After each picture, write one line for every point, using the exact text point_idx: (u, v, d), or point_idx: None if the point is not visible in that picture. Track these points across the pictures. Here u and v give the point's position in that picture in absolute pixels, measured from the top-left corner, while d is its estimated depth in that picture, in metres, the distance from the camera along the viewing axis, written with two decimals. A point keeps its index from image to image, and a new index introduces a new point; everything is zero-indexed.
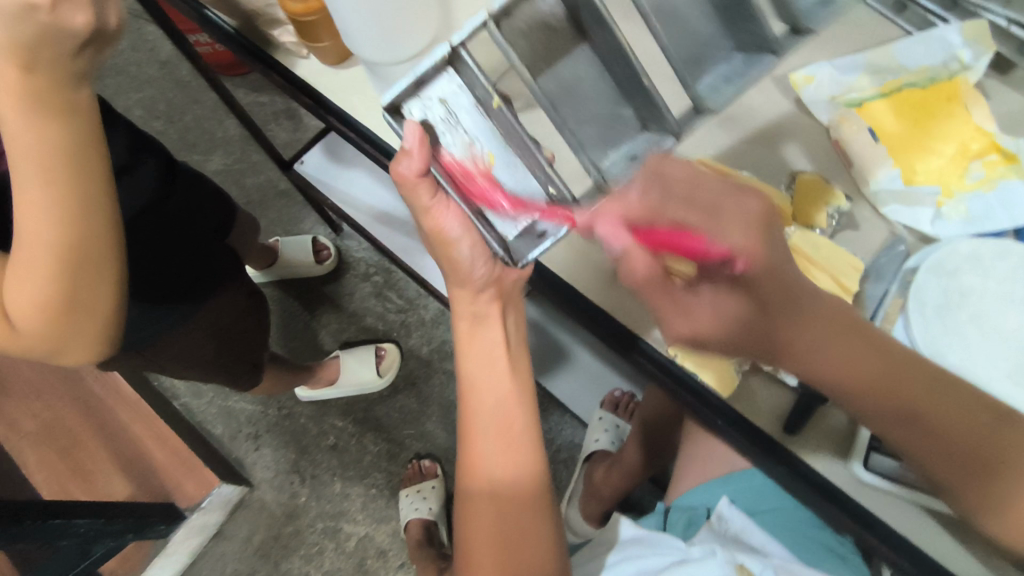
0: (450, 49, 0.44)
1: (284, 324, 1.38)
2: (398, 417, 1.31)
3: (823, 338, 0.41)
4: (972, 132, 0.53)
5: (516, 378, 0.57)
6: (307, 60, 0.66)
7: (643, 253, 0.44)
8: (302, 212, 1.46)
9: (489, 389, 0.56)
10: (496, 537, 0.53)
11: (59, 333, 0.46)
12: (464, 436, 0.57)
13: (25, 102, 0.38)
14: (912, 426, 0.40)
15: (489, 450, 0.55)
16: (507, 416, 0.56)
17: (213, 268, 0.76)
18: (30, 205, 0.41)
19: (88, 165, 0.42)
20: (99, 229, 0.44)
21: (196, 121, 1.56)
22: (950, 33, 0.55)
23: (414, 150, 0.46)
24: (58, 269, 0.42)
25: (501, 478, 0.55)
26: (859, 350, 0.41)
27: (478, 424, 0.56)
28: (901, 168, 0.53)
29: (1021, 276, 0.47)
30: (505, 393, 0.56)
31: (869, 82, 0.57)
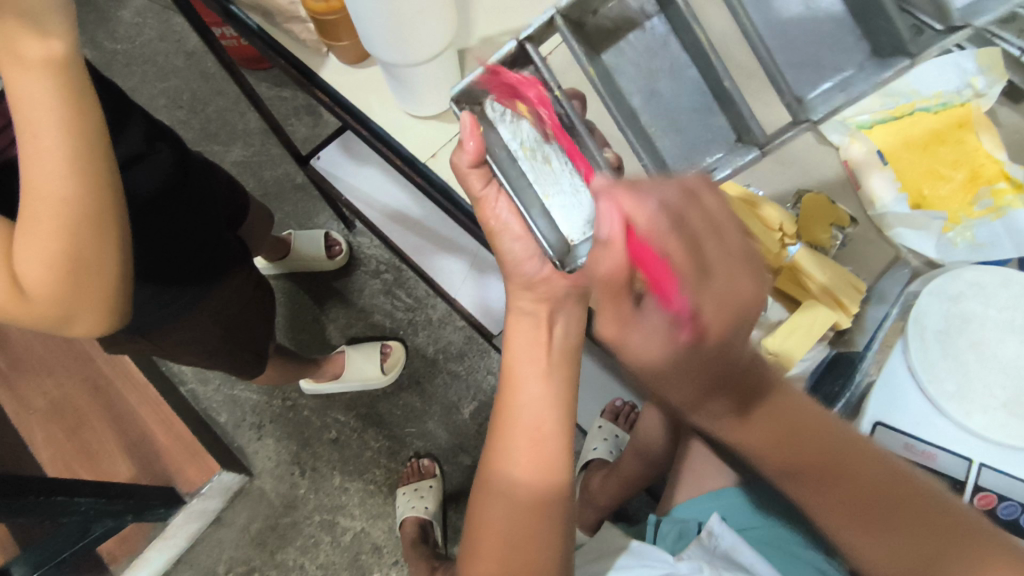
0: (516, 45, 0.46)
1: (293, 316, 1.40)
2: (400, 414, 1.32)
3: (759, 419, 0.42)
4: (983, 159, 0.52)
5: (551, 385, 0.56)
6: (327, 58, 0.67)
7: (621, 253, 0.37)
8: (317, 207, 1.47)
9: (528, 389, 0.56)
10: (503, 536, 0.52)
11: (69, 295, 0.48)
12: (494, 435, 0.56)
13: (49, 72, 0.42)
14: (855, 499, 0.42)
15: (516, 453, 0.55)
16: (536, 420, 0.55)
17: (222, 252, 0.77)
18: (47, 161, 0.44)
19: (89, 131, 0.45)
20: (103, 195, 0.47)
21: (218, 112, 1.58)
22: (965, 60, 0.54)
23: (473, 148, 0.49)
24: (65, 227, 0.45)
25: (521, 480, 0.54)
26: (793, 429, 0.43)
27: (510, 427, 0.55)
28: (908, 193, 0.54)
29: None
30: (538, 399, 0.56)
31: (881, 105, 0.57)
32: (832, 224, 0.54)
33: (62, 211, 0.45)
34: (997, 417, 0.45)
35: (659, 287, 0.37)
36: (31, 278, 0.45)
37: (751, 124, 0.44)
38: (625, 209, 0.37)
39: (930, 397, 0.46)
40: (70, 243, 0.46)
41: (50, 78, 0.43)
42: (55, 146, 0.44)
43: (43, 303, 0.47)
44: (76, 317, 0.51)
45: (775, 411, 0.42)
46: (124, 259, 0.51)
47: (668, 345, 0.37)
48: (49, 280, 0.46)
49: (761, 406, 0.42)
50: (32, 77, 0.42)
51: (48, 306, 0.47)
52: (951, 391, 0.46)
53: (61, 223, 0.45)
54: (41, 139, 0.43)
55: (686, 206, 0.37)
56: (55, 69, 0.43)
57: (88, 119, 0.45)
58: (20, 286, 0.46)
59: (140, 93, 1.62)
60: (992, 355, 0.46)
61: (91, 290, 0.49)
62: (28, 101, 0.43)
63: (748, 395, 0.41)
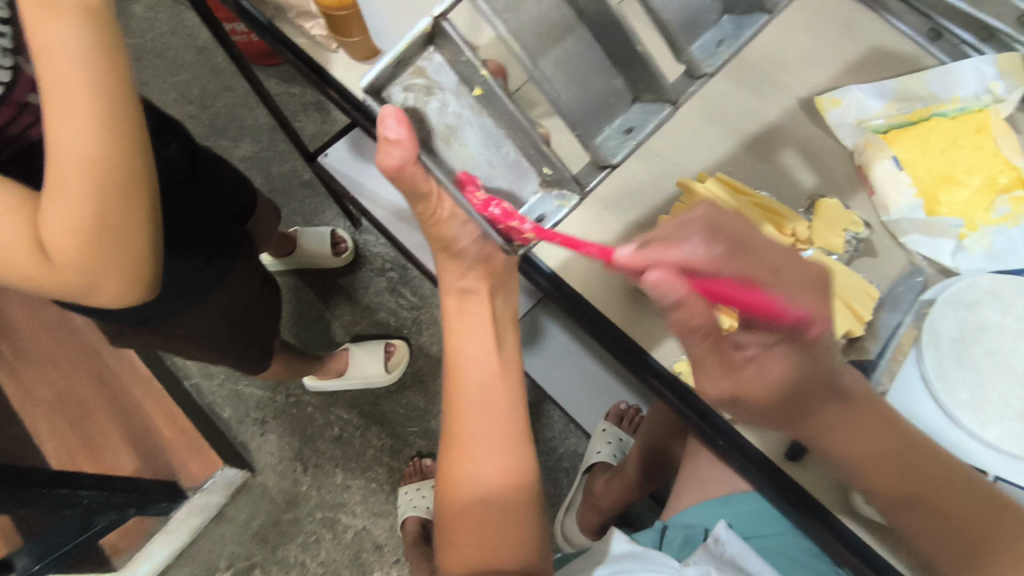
0: (430, 23, 0.39)
1: (298, 313, 1.39)
2: (403, 413, 1.31)
3: (837, 421, 0.44)
4: (1001, 165, 0.52)
5: (503, 361, 0.58)
6: (337, 54, 0.66)
7: (701, 306, 0.40)
8: (325, 204, 1.47)
9: (475, 369, 0.57)
10: (483, 517, 0.53)
11: (92, 264, 0.47)
12: (451, 420, 0.57)
13: (78, 20, 0.42)
14: (914, 509, 0.43)
15: (476, 429, 0.56)
16: (493, 395, 0.57)
17: (229, 244, 0.77)
18: (73, 118, 0.43)
19: (117, 85, 0.45)
20: (128, 158, 0.46)
21: (228, 108, 1.58)
22: (984, 65, 0.54)
23: (406, 137, 0.41)
24: (89, 190, 0.44)
25: (489, 461, 0.55)
26: (885, 451, 0.43)
27: (465, 401, 0.56)
28: (924, 198, 0.52)
29: None
30: (489, 373, 0.57)
31: (898, 109, 0.56)
32: (846, 228, 0.53)
33: (89, 173, 0.44)
34: (1015, 429, 0.44)
35: (761, 315, 0.41)
36: (54, 245, 0.44)
37: (663, 80, 0.43)
38: (682, 261, 0.39)
39: (944, 406, 0.45)
40: (95, 209, 0.45)
41: (82, 32, 0.42)
42: (86, 105, 0.43)
43: (66, 271, 0.46)
44: (100, 289, 0.51)
45: (862, 432, 0.44)
46: (150, 233, 0.51)
47: (767, 387, 0.44)
48: (76, 246, 0.45)
49: (847, 425, 0.44)
50: (60, 28, 0.42)
51: (74, 276, 0.47)
52: (966, 402, 0.45)
53: (82, 191, 0.44)
54: (73, 96, 0.43)
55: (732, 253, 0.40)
56: (90, 19, 0.42)
57: (122, 79, 0.45)
58: (46, 252, 0.45)
59: (151, 87, 1.62)
60: (1011, 365, 0.45)
61: (113, 263, 0.49)
62: (60, 50, 0.42)
63: (830, 417, 0.44)
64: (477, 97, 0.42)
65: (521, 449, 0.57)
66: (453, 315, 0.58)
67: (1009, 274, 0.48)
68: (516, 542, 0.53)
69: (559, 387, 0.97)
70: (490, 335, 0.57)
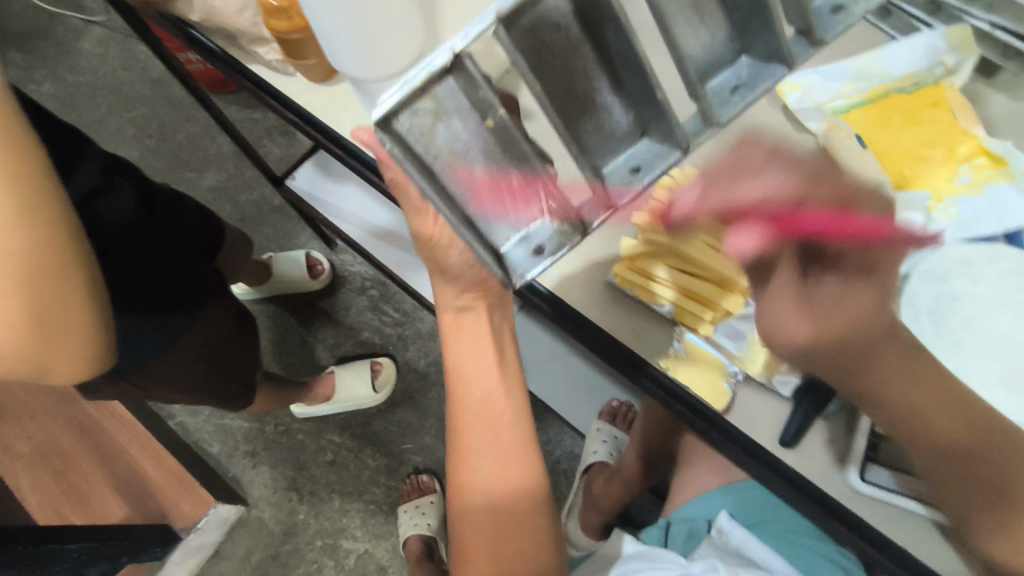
0: (451, 57, 0.35)
1: (279, 340, 1.37)
2: (396, 431, 1.30)
3: (894, 375, 0.38)
4: (959, 136, 0.53)
5: (504, 373, 0.57)
6: (293, 78, 0.65)
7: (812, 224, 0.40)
8: (297, 227, 1.45)
9: (476, 383, 0.56)
10: (489, 529, 0.55)
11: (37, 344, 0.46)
12: (454, 436, 0.57)
13: None
14: (943, 460, 0.37)
15: (480, 443, 0.56)
16: (494, 410, 0.56)
17: (197, 284, 0.76)
18: None
19: (29, 167, 0.43)
20: (58, 235, 0.45)
21: (190, 139, 1.56)
22: (933, 36, 0.55)
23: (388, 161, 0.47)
24: (28, 272, 0.43)
25: (493, 474, 0.55)
26: (941, 400, 0.38)
27: (467, 416, 0.56)
28: (890, 174, 0.53)
29: (1011, 280, 0.47)
30: (492, 387, 0.56)
31: (855, 88, 0.57)
32: None
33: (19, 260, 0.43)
34: (998, 398, 0.44)
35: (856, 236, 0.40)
36: None
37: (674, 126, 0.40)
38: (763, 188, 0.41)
39: None
40: (38, 286, 0.44)
41: None
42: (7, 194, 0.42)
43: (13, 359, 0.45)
44: (52, 369, 0.49)
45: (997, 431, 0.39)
46: (94, 298, 0.50)
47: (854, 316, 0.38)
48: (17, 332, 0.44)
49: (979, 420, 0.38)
50: None
51: (17, 362, 0.45)
52: (950, 373, 0.45)
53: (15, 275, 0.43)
54: None
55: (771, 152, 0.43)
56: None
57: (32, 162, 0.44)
58: None
59: (108, 125, 1.59)
60: (986, 334, 0.46)
61: (64, 333, 0.48)
62: None
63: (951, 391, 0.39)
64: (489, 128, 0.38)
65: (527, 460, 0.56)
66: (450, 331, 0.57)
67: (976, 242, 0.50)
68: (522, 553, 0.54)
69: (550, 391, 0.97)
70: (488, 348, 0.57)
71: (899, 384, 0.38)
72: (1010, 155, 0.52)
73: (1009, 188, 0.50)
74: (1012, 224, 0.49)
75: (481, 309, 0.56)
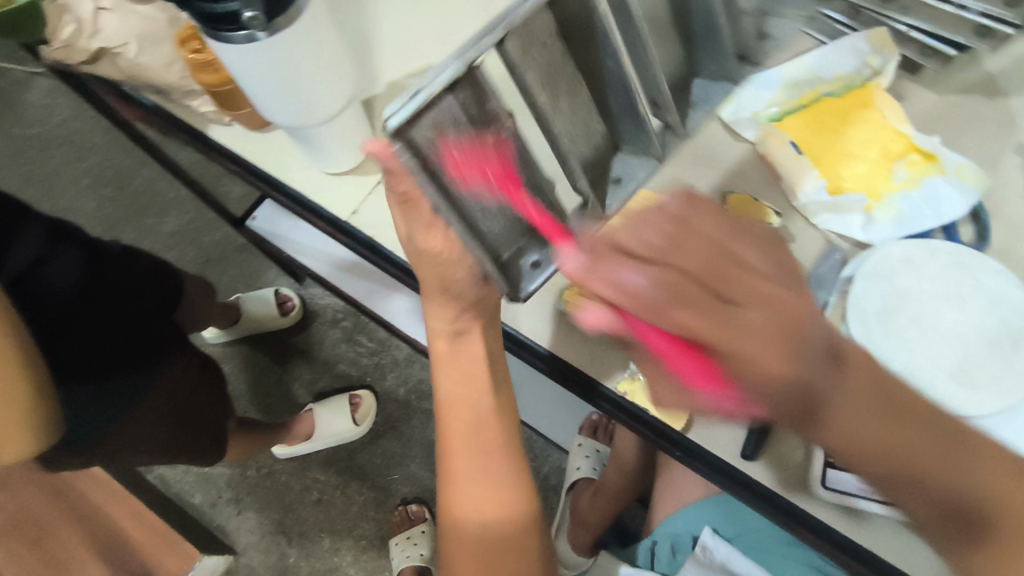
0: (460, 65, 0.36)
1: (254, 382, 1.35)
2: (381, 463, 1.28)
3: (868, 416, 0.34)
4: (891, 135, 0.54)
5: (497, 396, 0.55)
6: (228, 127, 0.64)
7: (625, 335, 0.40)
8: (264, 264, 1.43)
9: (470, 412, 0.54)
10: (479, 557, 0.53)
11: None
12: (444, 467, 0.55)
13: None
14: (935, 502, 0.35)
15: (471, 469, 0.54)
16: (485, 435, 0.54)
17: (157, 341, 0.75)
18: None
19: None
20: None
21: (146, 184, 1.53)
22: (857, 41, 0.56)
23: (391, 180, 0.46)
24: None
25: (483, 500, 0.53)
26: (909, 424, 0.35)
27: (458, 441, 0.54)
28: (828, 178, 0.53)
29: (950, 274, 0.48)
30: (486, 409, 0.54)
31: (788, 95, 0.57)
32: (761, 221, 0.53)
33: None
34: (948, 391, 0.45)
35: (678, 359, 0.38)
36: None
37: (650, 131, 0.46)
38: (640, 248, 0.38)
39: None
40: None
41: None
42: None
43: None
44: None
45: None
46: None
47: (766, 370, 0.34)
48: None
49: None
50: None
51: None
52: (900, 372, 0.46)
53: None
54: None
55: (737, 238, 0.38)
56: None
57: None
58: None
59: (61, 176, 1.56)
60: (932, 331, 0.46)
61: None
62: None
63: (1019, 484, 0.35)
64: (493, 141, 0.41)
65: (518, 491, 0.54)
66: (442, 358, 0.55)
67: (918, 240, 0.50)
68: None
69: None
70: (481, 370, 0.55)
71: (875, 424, 0.34)
72: (940, 150, 0.53)
73: (943, 183, 0.52)
74: (947, 218, 0.51)
75: (470, 341, 0.55)
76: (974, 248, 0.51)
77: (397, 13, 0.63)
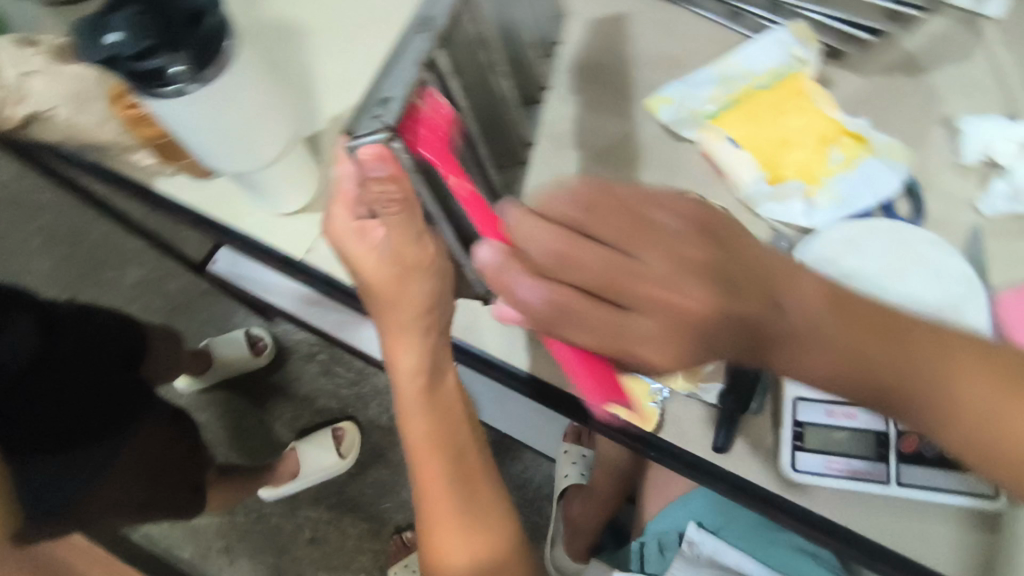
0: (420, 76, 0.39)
1: (234, 426, 1.33)
2: (372, 493, 1.27)
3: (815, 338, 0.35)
4: (823, 122, 0.55)
5: (473, 425, 0.54)
6: (172, 177, 0.63)
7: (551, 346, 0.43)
8: (232, 306, 1.41)
9: (451, 447, 0.51)
10: None
11: None
12: (426, 507, 0.52)
13: None
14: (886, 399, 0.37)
15: (458, 507, 0.52)
16: (469, 470, 0.53)
17: (122, 401, 0.74)
18: None
19: None
20: None
21: (102, 237, 1.50)
22: (782, 32, 0.58)
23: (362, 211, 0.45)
24: None
25: (471, 537, 0.52)
26: (853, 322, 0.36)
27: (443, 482, 0.51)
28: (768, 170, 0.55)
29: (889, 251, 0.50)
30: (466, 439, 0.53)
31: (723, 91, 0.58)
32: None
33: None
34: None
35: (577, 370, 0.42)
36: None
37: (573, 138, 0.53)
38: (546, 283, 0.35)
39: None
40: None
41: None
42: None
43: None
44: None
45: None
46: None
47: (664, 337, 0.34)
48: None
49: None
50: None
51: None
52: None
53: None
54: None
55: (638, 232, 0.35)
56: None
57: None
58: None
59: (12, 239, 1.52)
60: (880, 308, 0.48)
61: None
62: None
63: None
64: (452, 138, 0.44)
65: (504, 521, 0.54)
66: (413, 399, 0.50)
67: (857, 220, 0.52)
68: None
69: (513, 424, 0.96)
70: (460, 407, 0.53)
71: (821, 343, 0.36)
72: (869, 132, 0.55)
73: (876, 164, 0.54)
74: (883, 196, 0.53)
75: (446, 369, 0.51)
76: (910, 222, 0.53)
77: (333, 49, 0.63)
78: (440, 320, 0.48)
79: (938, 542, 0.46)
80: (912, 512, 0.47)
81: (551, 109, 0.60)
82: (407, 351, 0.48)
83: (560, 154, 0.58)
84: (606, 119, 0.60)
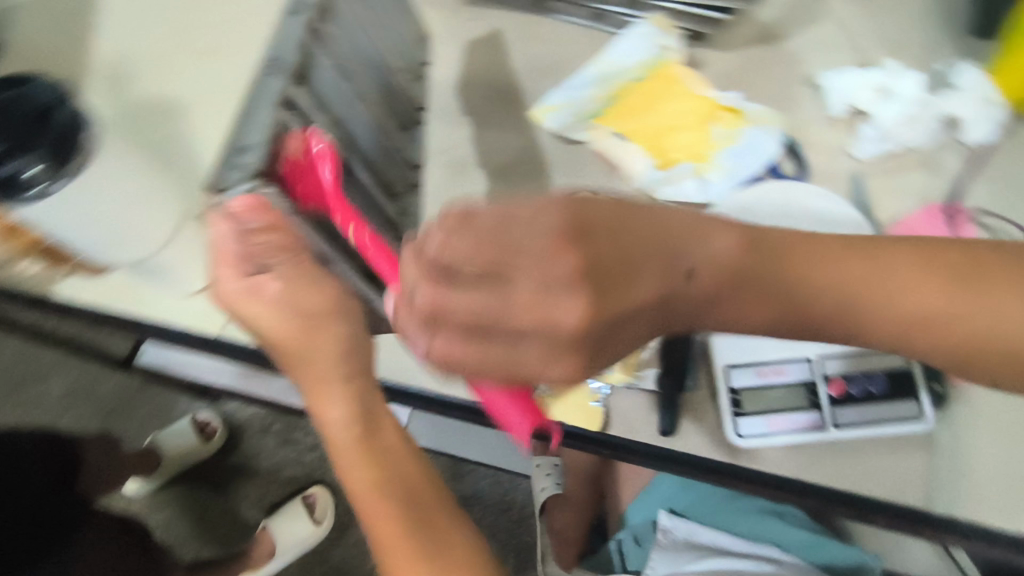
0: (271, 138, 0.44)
1: (198, 519, 1.26)
2: (357, 553, 1.22)
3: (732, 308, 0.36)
4: (699, 102, 0.58)
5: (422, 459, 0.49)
6: (63, 279, 0.59)
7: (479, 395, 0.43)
8: (172, 396, 1.34)
9: (400, 495, 0.47)
10: None
11: None
12: (386, 561, 0.47)
13: None
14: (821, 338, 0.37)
15: (420, 553, 0.46)
16: (425, 510, 0.48)
17: None
18: None
19: None
20: None
21: (13, 355, 1.39)
22: (642, 26, 0.61)
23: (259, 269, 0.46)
24: None
25: None
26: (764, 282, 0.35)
27: (396, 527, 0.46)
28: (659, 157, 0.57)
29: (784, 211, 0.52)
30: (411, 475, 0.48)
31: (601, 91, 0.60)
32: None
33: None
34: None
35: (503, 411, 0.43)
36: None
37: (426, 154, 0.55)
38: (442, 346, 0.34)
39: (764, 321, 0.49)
40: None
41: None
42: None
43: None
44: None
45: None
46: None
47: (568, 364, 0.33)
48: None
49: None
50: None
51: None
52: None
53: None
54: None
55: (509, 254, 0.33)
56: None
57: None
58: None
59: None
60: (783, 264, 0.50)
61: None
62: None
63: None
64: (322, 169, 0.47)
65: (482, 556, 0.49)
66: (351, 452, 0.47)
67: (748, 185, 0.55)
68: None
69: None
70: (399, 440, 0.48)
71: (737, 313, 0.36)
72: (741, 105, 0.58)
73: (755, 131, 0.56)
74: (769, 160, 0.56)
75: (379, 412, 0.47)
76: (796, 178, 0.56)
77: (215, 118, 0.62)
78: (356, 367, 0.46)
79: (892, 472, 0.48)
80: (849, 451, 0.49)
81: (440, 137, 0.60)
82: (334, 405, 0.46)
83: (458, 180, 0.59)
84: (495, 134, 0.61)
